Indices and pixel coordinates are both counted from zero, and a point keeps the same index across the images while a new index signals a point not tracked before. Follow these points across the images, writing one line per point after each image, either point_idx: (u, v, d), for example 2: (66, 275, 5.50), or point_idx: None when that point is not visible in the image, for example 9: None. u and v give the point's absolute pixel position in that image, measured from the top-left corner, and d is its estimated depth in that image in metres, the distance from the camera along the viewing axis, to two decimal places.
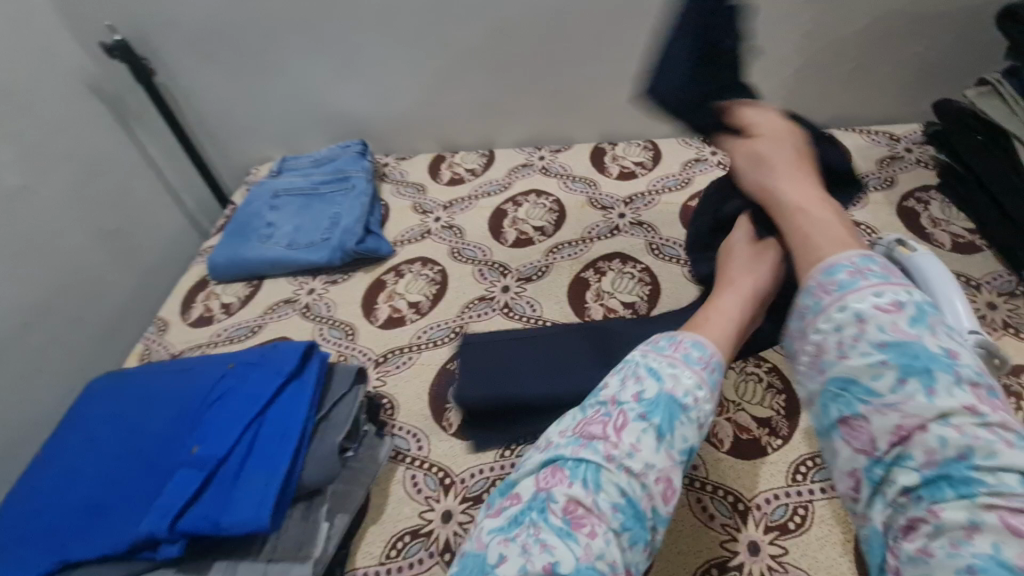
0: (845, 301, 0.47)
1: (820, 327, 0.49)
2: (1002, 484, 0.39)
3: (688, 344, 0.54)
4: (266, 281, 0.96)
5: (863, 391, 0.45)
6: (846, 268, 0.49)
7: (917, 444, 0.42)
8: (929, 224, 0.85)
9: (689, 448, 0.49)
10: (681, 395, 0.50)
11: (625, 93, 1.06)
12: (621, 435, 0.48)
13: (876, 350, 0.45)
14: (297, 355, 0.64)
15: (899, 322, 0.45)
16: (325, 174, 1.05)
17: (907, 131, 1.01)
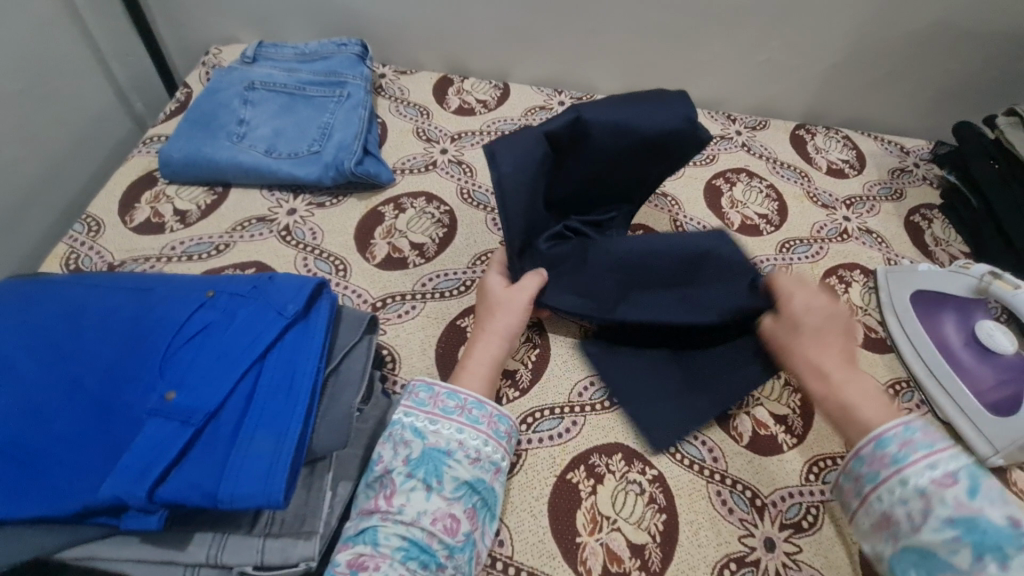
0: (904, 475, 0.48)
1: (882, 498, 0.49)
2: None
3: (443, 395, 0.52)
4: (233, 190, 0.80)
5: (942, 565, 0.44)
6: (896, 438, 0.50)
7: None
8: (932, 242, 0.88)
9: (463, 484, 0.48)
10: (445, 444, 0.50)
11: (663, 49, 0.97)
12: (390, 499, 0.47)
13: (942, 526, 0.45)
14: (303, 294, 0.53)
15: (961, 496, 0.45)
16: (314, 73, 0.88)
17: (916, 146, 1.02)
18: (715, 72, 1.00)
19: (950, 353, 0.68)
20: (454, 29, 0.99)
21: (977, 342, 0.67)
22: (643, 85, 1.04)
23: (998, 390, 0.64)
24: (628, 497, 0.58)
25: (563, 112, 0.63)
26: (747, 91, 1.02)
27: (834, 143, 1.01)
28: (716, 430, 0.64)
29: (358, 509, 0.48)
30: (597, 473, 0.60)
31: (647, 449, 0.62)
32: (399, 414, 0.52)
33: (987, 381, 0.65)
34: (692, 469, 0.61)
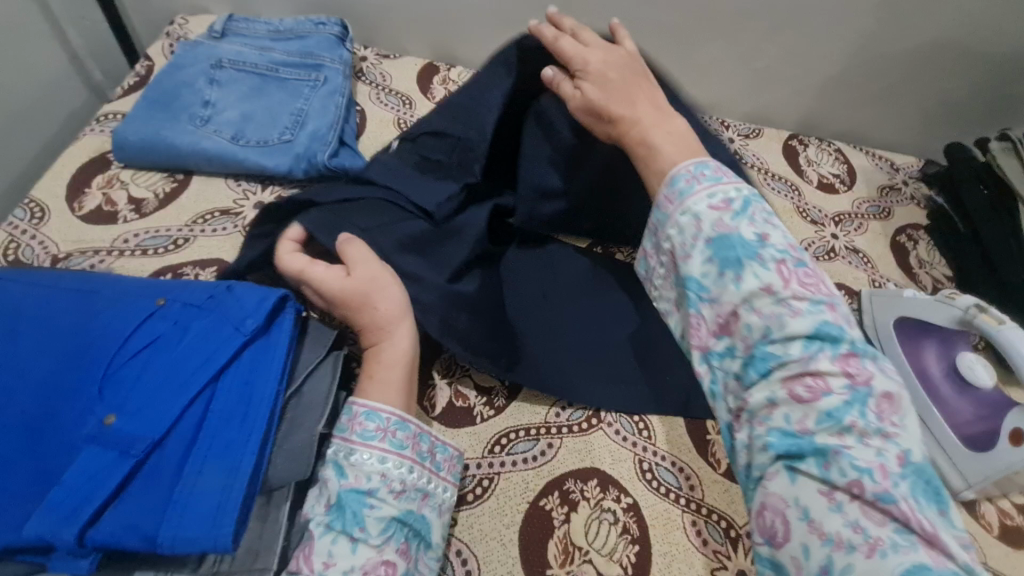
0: (685, 207, 0.47)
1: (668, 235, 0.48)
2: (791, 351, 0.40)
3: (361, 416, 0.47)
4: (195, 178, 0.74)
5: (697, 292, 0.45)
6: (684, 175, 0.48)
7: (736, 333, 0.43)
8: (916, 264, 0.87)
9: (387, 522, 0.44)
10: (366, 480, 0.45)
11: (661, 49, 0.93)
12: (309, 559, 0.42)
13: (703, 247, 0.45)
14: (264, 308, 0.49)
15: (724, 217, 0.45)
16: (288, 53, 0.82)
17: (906, 163, 1.01)
18: (710, 76, 0.96)
19: (930, 384, 0.68)
20: (443, 12, 0.93)
21: (956, 374, 0.67)
22: None
23: (976, 424, 0.64)
24: (602, 526, 0.57)
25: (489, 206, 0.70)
26: (743, 97, 0.99)
27: (825, 156, 0.99)
28: (694, 455, 0.63)
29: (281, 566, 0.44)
30: (571, 500, 0.58)
31: (623, 475, 0.60)
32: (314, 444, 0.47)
33: (964, 415, 0.65)
34: (667, 498, 0.60)
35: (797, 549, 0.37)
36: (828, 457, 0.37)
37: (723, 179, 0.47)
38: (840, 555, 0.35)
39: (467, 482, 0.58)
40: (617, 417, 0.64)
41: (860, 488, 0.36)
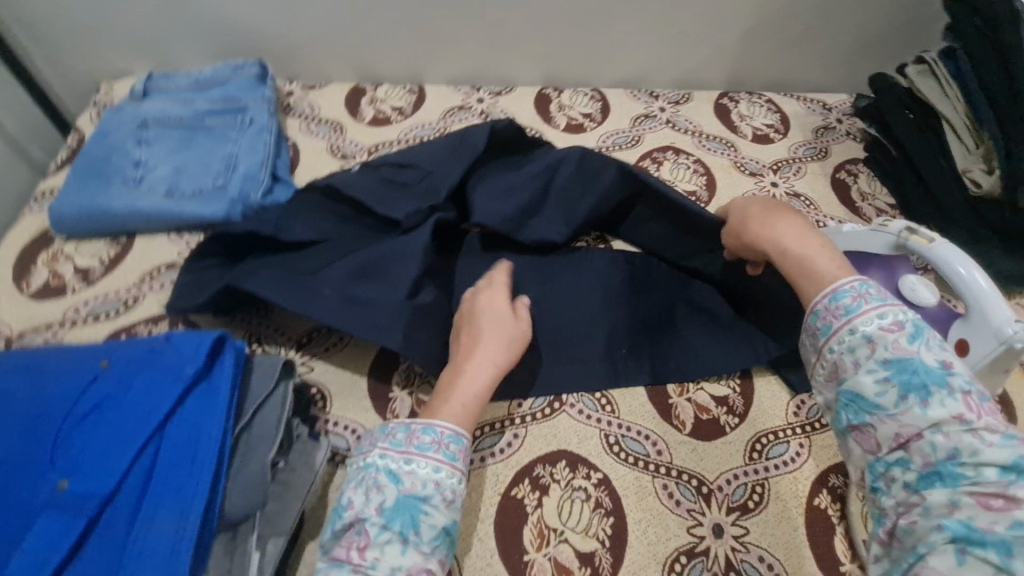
0: (853, 325, 0.47)
1: (832, 348, 0.48)
2: (985, 476, 0.39)
3: (420, 430, 0.50)
4: (137, 238, 0.75)
5: (869, 405, 0.45)
6: (848, 293, 0.49)
7: (914, 451, 0.42)
8: (858, 198, 0.88)
9: (442, 531, 0.47)
10: (421, 488, 0.48)
11: (575, 33, 0.95)
12: (363, 551, 0.45)
13: (877, 366, 0.45)
14: (203, 352, 0.50)
15: (901, 340, 0.45)
16: (211, 101, 0.83)
17: (837, 101, 1.02)
18: (630, 51, 0.98)
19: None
20: (359, 34, 0.94)
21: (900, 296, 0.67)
22: (562, 72, 1.01)
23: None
24: (575, 504, 0.58)
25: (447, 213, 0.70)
26: (668, 65, 1.00)
27: (757, 108, 1.00)
28: (658, 421, 0.64)
29: (326, 557, 0.46)
30: (542, 485, 0.59)
31: (591, 452, 0.61)
32: (372, 454, 0.50)
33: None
34: (637, 467, 0.61)
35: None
36: (1009, 548, 0.35)
37: (888, 299, 0.48)
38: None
39: None
40: (578, 397, 0.65)
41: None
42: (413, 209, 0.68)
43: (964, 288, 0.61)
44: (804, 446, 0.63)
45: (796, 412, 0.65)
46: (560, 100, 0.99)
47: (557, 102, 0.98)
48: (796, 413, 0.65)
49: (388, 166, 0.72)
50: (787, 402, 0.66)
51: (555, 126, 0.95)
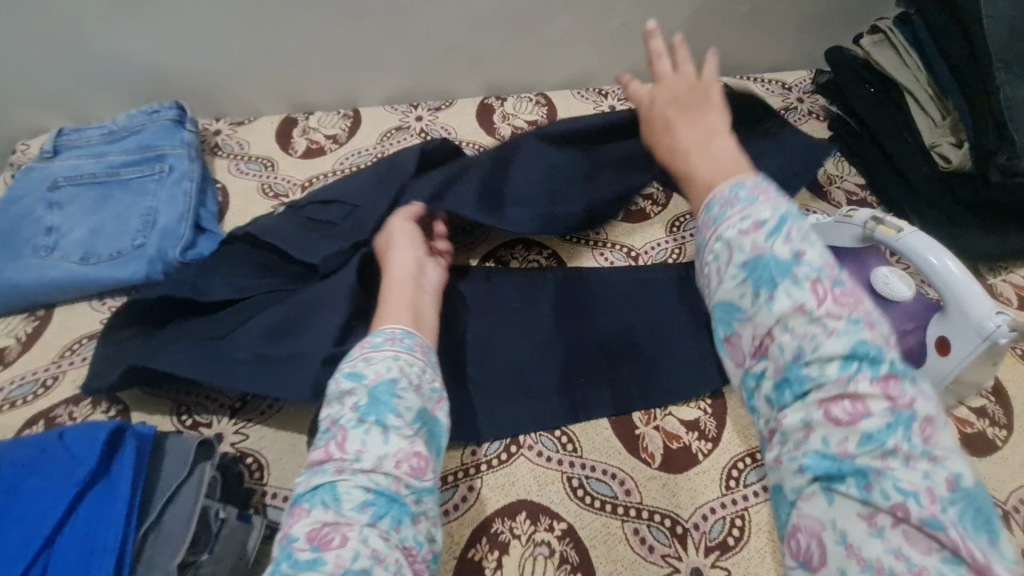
0: (717, 233, 0.36)
1: (701, 265, 0.37)
2: (836, 377, 0.31)
3: (371, 338, 0.50)
4: (56, 310, 0.70)
5: (732, 315, 0.35)
6: (716, 202, 0.38)
7: (769, 357, 0.33)
8: (825, 181, 0.81)
9: (418, 415, 0.45)
10: (385, 374, 0.46)
11: (510, 38, 0.89)
12: (343, 445, 0.42)
13: (737, 271, 0.34)
14: (98, 448, 0.46)
15: (758, 239, 0.34)
16: (125, 152, 0.78)
17: (797, 79, 0.96)
18: (572, 49, 0.92)
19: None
20: (282, 63, 0.88)
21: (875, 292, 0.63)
22: (503, 80, 0.95)
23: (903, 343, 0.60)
24: (538, 562, 0.53)
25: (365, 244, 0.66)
26: (614, 61, 0.94)
27: None
28: (625, 456, 0.59)
29: (306, 468, 0.43)
30: (501, 542, 0.54)
31: (553, 500, 0.56)
32: (332, 379, 0.48)
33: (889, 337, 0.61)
34: (604, 511, 0.56)
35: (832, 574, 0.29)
36: (866, 474, 0.29)
37: (760, 200, 0.37)
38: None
39: None
40: (537, 438, 0.60)
41: (901, 513, 0.28)
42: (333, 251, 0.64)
43: (932, 275, 0.57)
44: None
45: None
46: (504, 108, 0.93)
47: (501, 111, 0.93)
48: None
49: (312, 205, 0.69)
50: None
51: (500, 138, 0.90)
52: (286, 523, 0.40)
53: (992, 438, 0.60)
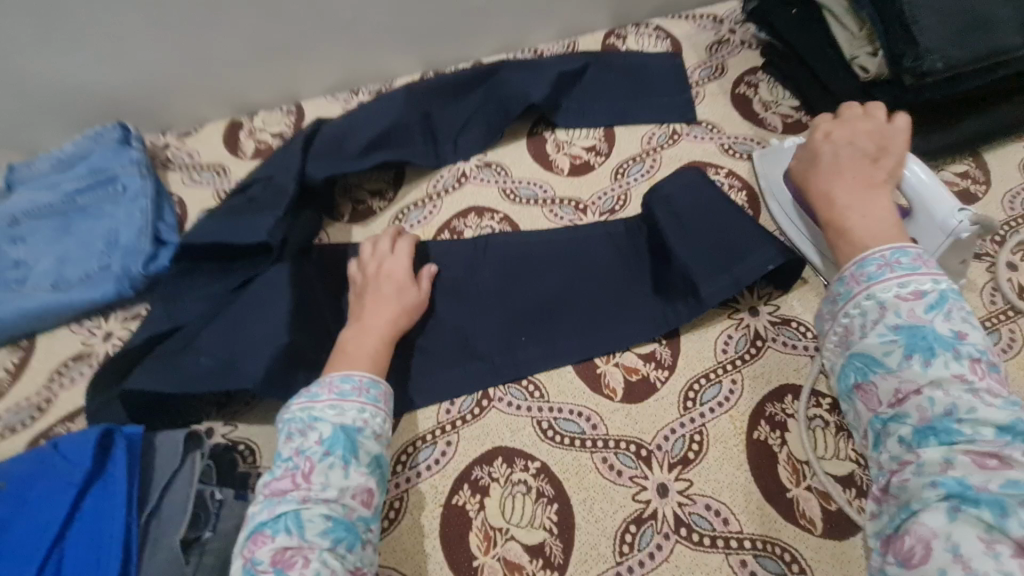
0: (872, 291, 0.49)
1: (849, 312, 0.50)
2: (982, 433, 0.41)
3: (337, 380, 0.56)
4: (39, 338, 0.73)
5: (875, 364, 0.47)
6: (876, 260, 0.50)
7: (911, 406, 0.44)
8: (761, 108, 0.84)
9: (375, 459, 0.53)
10: (352, 424, 0.53)
11: (437, 12, 0.89)
12: (310, 477, 0.50)
13: (887, 331, 0.47)
14: (89, 452, 0.49)
15: (916, 309, 0.46)
16: (78, 178, 0.80)
17: (728, 10, 0.96)
18: (500, 14, 0.92)
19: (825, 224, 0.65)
20: (215, 69, 0.88)
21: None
22: (440, 53, 0.96)
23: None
24: (517, 500, 0.58)
25: (293, 217, 0.70)
26: (546, 18, 0.95)
27: (648, 39, 0.95)
28: (589, 396, 0.63)
29: (267, 491, 0.50)
30: (482, 487, 0.58)
31: (526, 443, 0.61)
32: (292, 411, 0.54)
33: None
34: (573, 447, 0.60)
35: (932, 569, 0.38)
36: (1004, 507, 0.37)
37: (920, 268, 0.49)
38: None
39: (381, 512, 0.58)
40: (506, 390, 0.64)
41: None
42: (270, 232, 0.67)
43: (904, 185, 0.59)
44: (737, 382, 0.62)
45: (724, 349, 0.64)
46: None
47: None
48: (725, 350, 0.64)
49: (238, 199, 0.72)
50: (714, 341, 0.65)
51: None
52: (249, 545, 0.47)
53: None
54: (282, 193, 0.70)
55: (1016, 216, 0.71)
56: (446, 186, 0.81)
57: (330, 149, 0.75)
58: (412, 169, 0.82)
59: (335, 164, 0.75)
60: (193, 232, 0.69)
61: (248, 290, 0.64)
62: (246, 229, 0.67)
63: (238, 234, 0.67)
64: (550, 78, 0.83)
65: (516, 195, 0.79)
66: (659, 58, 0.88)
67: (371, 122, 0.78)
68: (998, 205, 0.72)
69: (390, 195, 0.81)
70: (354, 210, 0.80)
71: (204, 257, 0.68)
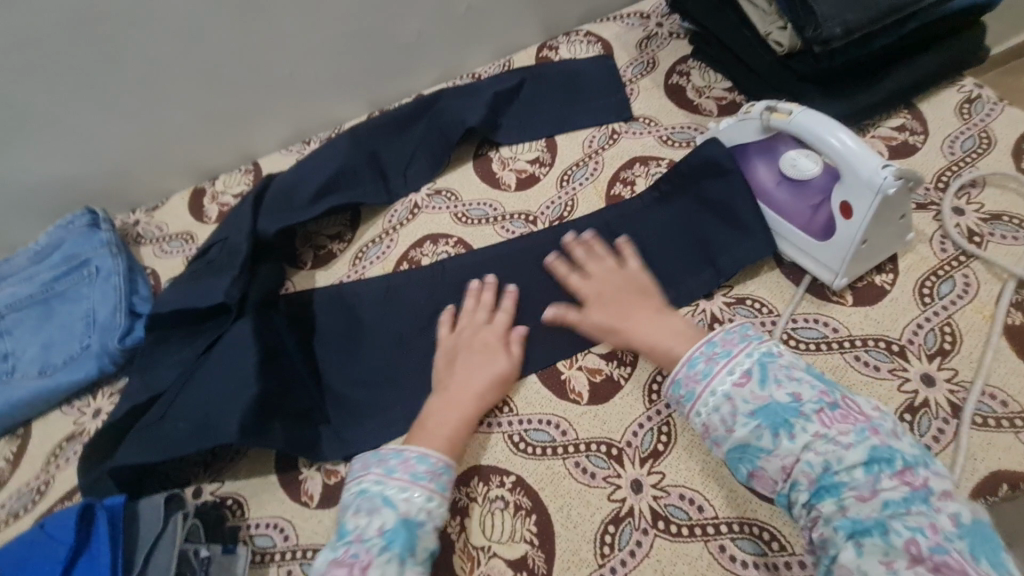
0: (712, 388, 0.51)
1: (702, 411, 0.51)
2: (857, 477, 0.45)
3: (414, 460, 0.56)
4: (33, 425, 0.76)
5: (754, 451, 0.49)
6: (700, 357, 0.53)
7: (798, 474, 0.47)
8: (695, 95, 0.85)
9: (429, 556, 0.52)
10: (416, 513, 0.53)
11: (370, 54, 0.93)
12: (366, 570, 0.49)
13: (746, 419, 0.49)
14: (73, 528, 0.51)
15: (754, 390, 0.50)
16: (54, 267, 0.83)
17: (653, 5, 0.98)
18: (432, 46, 0.95)
19: (768, 198, 0.67)
20: (171, 143, 0.92)
21: (786, 174, 0.65)
22: (382, 92, 0.99)
23: (819, 214, 0.63)
24: (496, 516, 0.58)
25: (254, 273, 0.73)
26: (477, 42, 0.97)
27: (579, 45, 0.96)
28: (556, 403, 0.64)
29: (323, 573, 0.50)
30: (461, 508, 0.59)
31: (499, 458, 0.61)
32: (365, 484, 0.55)
33: (805, 214, 0.64)
34: (545, 456, 0.61)
35: None
36: (884, 526, 0.43)
37: (732, 350, 0.53)
38: None
39: None
40: None
41: (917, 548, 0.41)
42: (232, 291, 0.69)
43: (826, 149, 0.60)
44: None
45: None
46: None
47: None
48: None
49: (202, 264, 0.75)
50: None
51: None
52: None
53: (881, 285, 0.64)
54: (240, 251, 0.73)
55: (957, 159, 0.71)
56: (400, 220, 0.83)
57: (283, 202, 0.79)
58: (367, 208, 0.85)
59: (289, 215, 0.78)
60: (162, 301, 0.72)
61: (215, 350, 0.67)
62: (208, 291, 0.70)
63: (202, 298, 0.69)
64: (485, 99, 0.85)
65: (468, 217, 0.81)
66: (590, 63, 0.90)
67: (320, 169, 0.81)
68: (939, 151, 0.72)
69: (348, 237, 0.83)
70: (316, 256, 0.82)
71: (174, 325, 0.71)
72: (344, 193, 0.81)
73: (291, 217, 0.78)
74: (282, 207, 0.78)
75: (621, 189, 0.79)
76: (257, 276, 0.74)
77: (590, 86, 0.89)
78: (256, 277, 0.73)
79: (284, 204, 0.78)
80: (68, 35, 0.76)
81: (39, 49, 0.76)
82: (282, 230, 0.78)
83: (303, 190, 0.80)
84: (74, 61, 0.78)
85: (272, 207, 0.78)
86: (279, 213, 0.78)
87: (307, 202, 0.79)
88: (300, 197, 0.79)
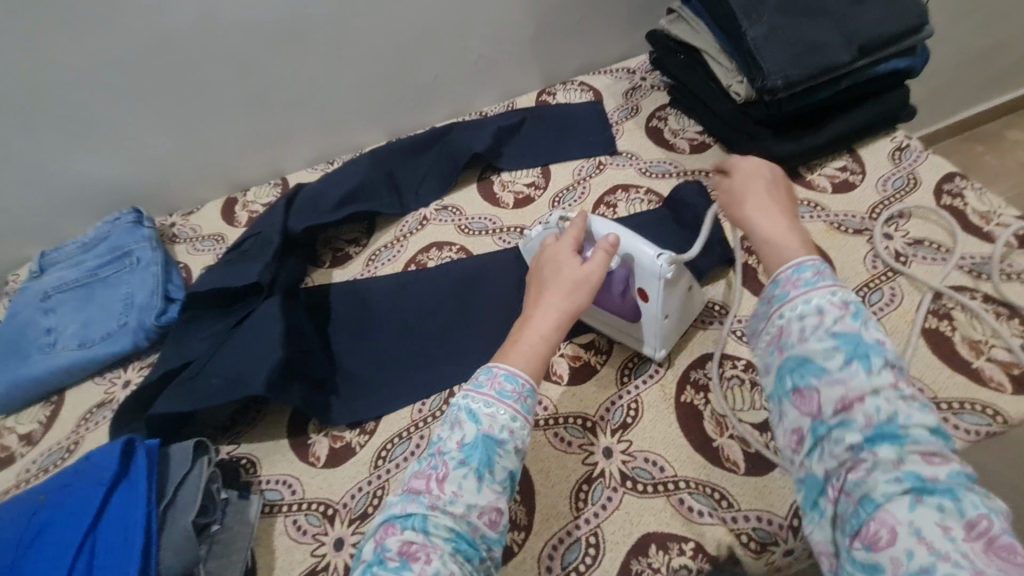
0: (809, 295, 0.48)
1: (788, 313, 0.49)
2: (922, 438, 0.42)
3: (502, 377, 0.58)
4: (67, 392, 0.84)
5: (815, 368, 0.46)
6: (811, 267, 0.50)
7: (859, 412, 0.43)
8: (671, 136, 0.99)
9: (507, 475, 0.54)
10: (498, 431, 0.55)
11: (393, 90, 1.07)
12: (445, 483, 0.53)
13: (824, 337, 0.46)
14: (115, 458, 0.59)
15: (846, 318, 0.47)
16: (100, 256, 0.93)
17: (639, 63, 1.15)
18: (446, 87, 1.10)
19: None
20: (213, 154, 1.05)
21: None
22: (400, 123, 1.13)
23: (627, 302, 0.69)
24: None
25: (280, 265, 0.83)
26: (486, 86, 1.13)
27: (574, 92, 1.11)
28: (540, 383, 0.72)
29: (407, 486, 0.54)
30: None
31: None
32: (459, 396, 0.58)
33: (616, 299, 0.70)
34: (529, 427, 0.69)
35: (900, 552, 0.39)
36: (952, 492, 0.40)
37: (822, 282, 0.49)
38: (946, 566, 0.37)
39: (363, 501, 0.66)
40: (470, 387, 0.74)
41: (986, 525, 0.39)
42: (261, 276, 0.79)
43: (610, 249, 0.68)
44: (665, 356, 0.72)
45: None
46: None
47: None
48: None
49: (234, 255, 0.86)
50: None
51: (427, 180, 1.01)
52: (382, 534, 0.51)
53: None
54: (271, 244, 0.83)
55: (889, 195, 0.83)
56: (411, 229, 0.95)
57: (310, 206, 0.90)
58: (382, 218, 0.97)
59: (315, 218, 0.89)
60: (199, 283, 0.81)
61: (243, 324, 0.76)
62: (240, 276, 0.80)
63: (234, 280, 0.79)
64: (491, 131, 0.99)
65: (470, 229, 0.93)
66: (583, 107, 1.05)
67: (344, 181, 0.93)
68: (873, 188, 0.84)
69: (364, 242, 0.95)
70: (334, 257, 0.93)
71: (208, 305, 0.81)
72: (364, 203, 0.93)
73: (315, 220, 0.89)
74: (310, 210, 0.90)
75: (604, 210, 0.91)
76: (283, 267, 0.84)
77: (582, 125, 1.03)
78: (284, 268, 0.84)
79: (311, 209, 0.90)
80: (140, 56, 0.90)
81: (114, 66, 0.90)
82: (307, 231, 0.89)
83: (327, 199, 0.91)
84: (142, 77, 0.92)
85: (300, 209, 0.90)
86: (305, 215, 0.89)
87: (330, 208, 0.91)
88: (326, 204, 0.91)
